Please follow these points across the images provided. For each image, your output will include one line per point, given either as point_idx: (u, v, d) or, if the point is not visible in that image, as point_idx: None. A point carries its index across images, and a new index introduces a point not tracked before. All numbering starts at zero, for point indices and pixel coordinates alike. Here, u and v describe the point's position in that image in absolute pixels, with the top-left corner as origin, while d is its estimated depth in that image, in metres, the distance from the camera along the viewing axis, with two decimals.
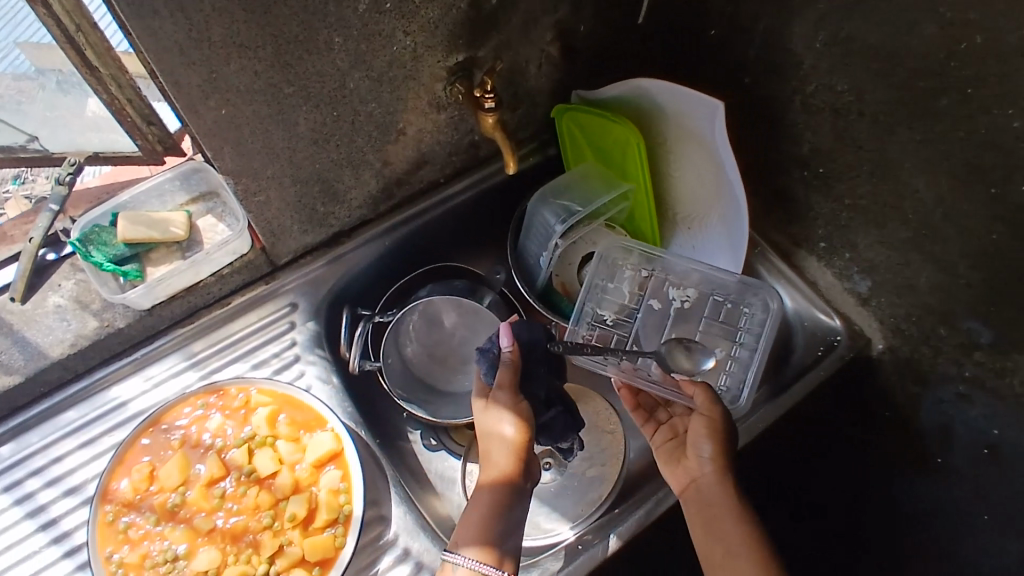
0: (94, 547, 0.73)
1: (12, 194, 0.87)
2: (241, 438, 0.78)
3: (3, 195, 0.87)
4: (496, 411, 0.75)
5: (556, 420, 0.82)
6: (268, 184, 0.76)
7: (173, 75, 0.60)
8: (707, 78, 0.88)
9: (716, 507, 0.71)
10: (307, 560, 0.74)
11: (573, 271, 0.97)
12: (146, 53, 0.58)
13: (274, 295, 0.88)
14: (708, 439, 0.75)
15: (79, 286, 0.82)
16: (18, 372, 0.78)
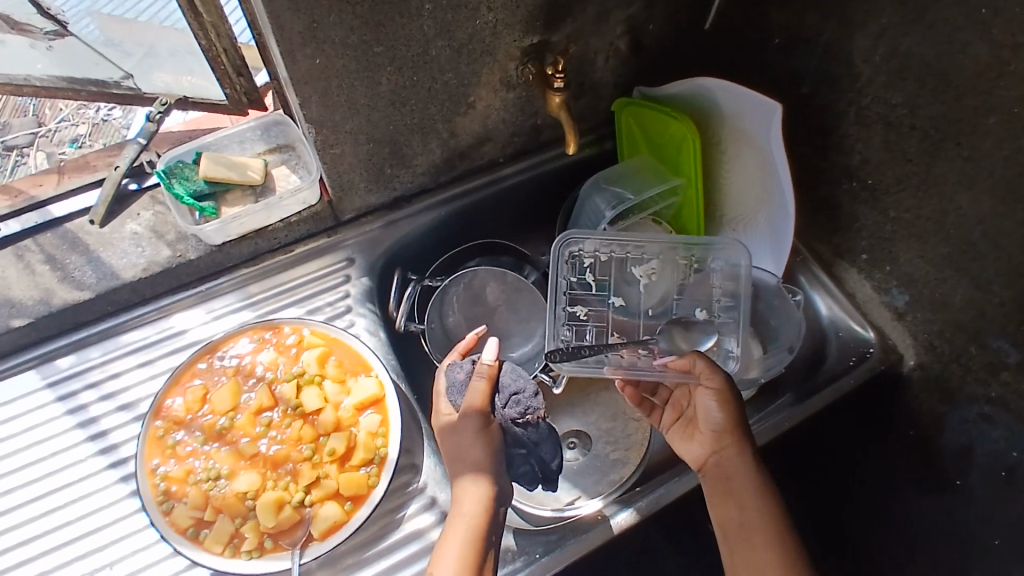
0: (143, 458, 0.77)
1: (68, 154, 0.95)
2: (292, 373, 0.82)
3: (58, 155, 0.95)
4: (460, 436, 0.72)
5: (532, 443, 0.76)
6: (344, 138, 0.81)
7: (279, 19, 0.65)
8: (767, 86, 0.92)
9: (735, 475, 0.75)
10: (341, 494, 0.77)
11: None
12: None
13: (334, 248, 0.93)
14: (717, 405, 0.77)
15: (156, 218, 0.88)
16: (89, 288, 0.84)
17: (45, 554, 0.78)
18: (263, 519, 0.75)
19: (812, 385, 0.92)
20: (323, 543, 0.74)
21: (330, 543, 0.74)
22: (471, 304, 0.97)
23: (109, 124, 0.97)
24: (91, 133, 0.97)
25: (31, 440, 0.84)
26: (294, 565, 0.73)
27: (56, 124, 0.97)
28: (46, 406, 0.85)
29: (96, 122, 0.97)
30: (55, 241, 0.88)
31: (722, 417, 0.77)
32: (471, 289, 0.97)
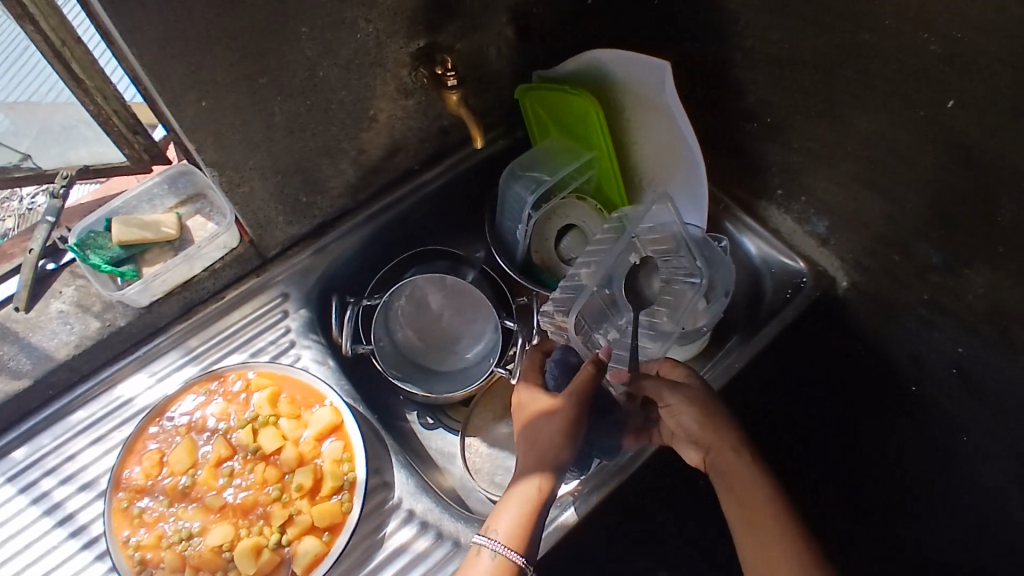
0: (112, 532, 0.76)
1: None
2: (244, 420, 0.81)
3: None
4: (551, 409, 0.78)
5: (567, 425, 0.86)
6: (251, 176, 0.80)
7: (156, 69, 0.65)
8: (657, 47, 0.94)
9: (737, 477, 0.74)
10: (316, 527, 0.76)
11: (551, 246, 0.99)
12: (128, 50, 0.63)
13: (266, 286, 0.92)
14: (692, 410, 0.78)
15: (79, 292, 0.87)
16: (27, 375, 0.83)
17: None
18: (243, 567, 0.74)
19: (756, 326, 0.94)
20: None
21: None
22: (415, 316, 0.98)
23: (34, 212, 0.94)
24: (18, 225, 0.94)
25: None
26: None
27: None
28: (10, 501, 0.83)
29: (21, 214, 0.94)
30: None
31: (703, 425, 0.77)
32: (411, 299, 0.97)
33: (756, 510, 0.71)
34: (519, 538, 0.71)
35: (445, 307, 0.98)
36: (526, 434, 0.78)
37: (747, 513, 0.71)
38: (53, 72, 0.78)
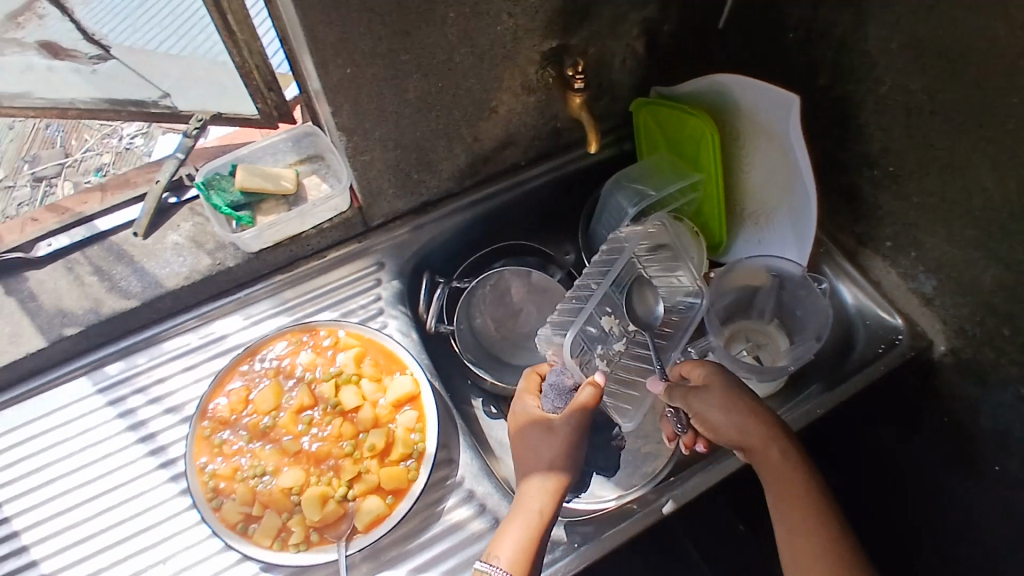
0: (192, 456, 0.80)
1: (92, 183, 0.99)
2: (329, 374, 0.85)
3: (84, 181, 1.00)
4: (549, 437, 0.80)
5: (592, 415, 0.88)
6: (373, 146, 0.84)
7: (313, 32, 0.69)
8: (783, 81, 0.93)
9: (776, 467, 0.74)
10: (382, 488, 0.79)
11: None
12: (293, 9, 0.67)
13: (365, 253, 0.96)
14: (722, 408, 0.77)
15: (195, 228, 0.92)
16: (135, 297, 0.88)
17: (99, 552, 0.80)
18: (308, 513, 0.77)
19: (842, 373, 0.92)
20: (367, 535, 0.76)
21: (375, 534, 0.76)
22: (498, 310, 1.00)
23: (132, 152, 1.01)
24: (115, 162, 1.01)
25: (81, 444, 0.87)
26: (340, 557, 0.75)
27: (81, 154, 1.01)
28: (97, 410, 0.88)
29: (116, 153, 1.01)
30: (101, 253, 0.91)
31: (734, 417, 0.76)
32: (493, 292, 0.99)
33: (796, 499, 0.73)
34: (519, 560, 0.72)
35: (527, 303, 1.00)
36: (525, 458, 0.80)
37: (790, 504, 0.73)
38: (210, 21, 0.83)
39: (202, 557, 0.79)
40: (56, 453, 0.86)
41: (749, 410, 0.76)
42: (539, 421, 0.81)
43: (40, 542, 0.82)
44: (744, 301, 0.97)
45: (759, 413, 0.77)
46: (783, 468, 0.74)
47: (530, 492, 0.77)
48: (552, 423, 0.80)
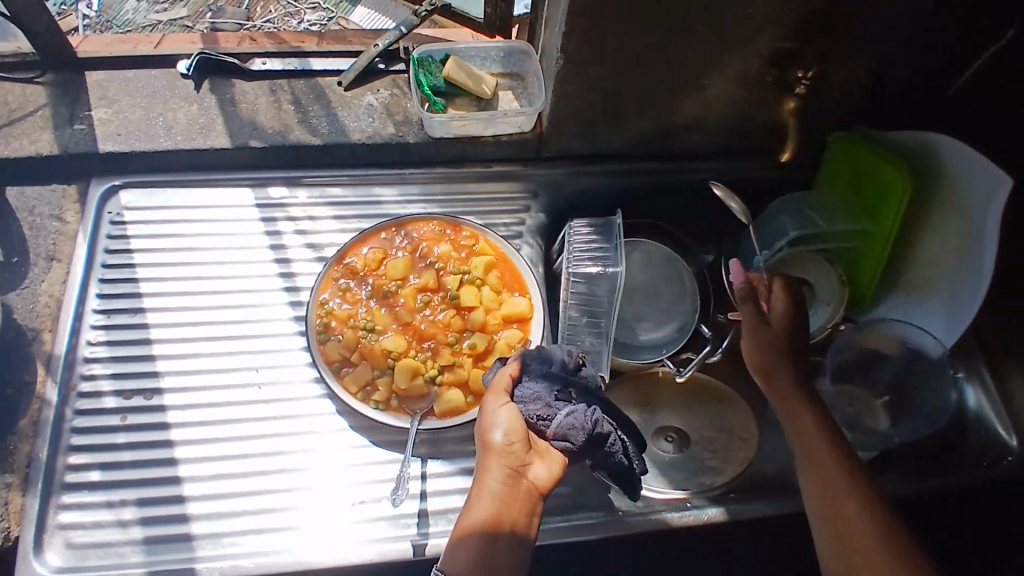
0: (319, 289, 0.85)
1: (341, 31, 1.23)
2: (459, 270, 0.88)
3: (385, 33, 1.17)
4: (506, 480, 0.68)
5: (576, 416, 0.73)
6: (583, 79, 0.86)
7: None
8: (998, 152, 0.92)
9: (813, 429, 0.76)
10: (467, 385, 0.83)
11: None
12: None
13: (525, 178, 1.00)
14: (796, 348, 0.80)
15: (390, 97, 0.96)
16: (321, 137, 0.92)
17: (207, 342, 0.84)
18: (398, 379, 0.81)
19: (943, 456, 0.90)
20: (440, 421, 0.80)
21: (447, 422, 0.80)
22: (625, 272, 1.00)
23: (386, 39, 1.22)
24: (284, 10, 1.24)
25: (218, 240, 0.91)
26: (412, 427, 0.79)
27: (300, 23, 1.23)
28: (250, 223, 0.92)
29: (296, 28, 1.23)
30: (304, 88, 0.95)
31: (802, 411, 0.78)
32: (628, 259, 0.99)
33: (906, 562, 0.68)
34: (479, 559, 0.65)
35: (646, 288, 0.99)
36: (469, 519, 0.66)
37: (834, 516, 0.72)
38: None
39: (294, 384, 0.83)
40: (197, 240, 0.90)
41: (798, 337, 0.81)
42: (500, 451, 0.69)
43: (157, 313, 0.85)
44: (864, 366, 0.94)
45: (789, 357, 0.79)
46: (830, 455, 0.74)
47: (505, 508, 0.66)
48: (515, 456, 0.69)
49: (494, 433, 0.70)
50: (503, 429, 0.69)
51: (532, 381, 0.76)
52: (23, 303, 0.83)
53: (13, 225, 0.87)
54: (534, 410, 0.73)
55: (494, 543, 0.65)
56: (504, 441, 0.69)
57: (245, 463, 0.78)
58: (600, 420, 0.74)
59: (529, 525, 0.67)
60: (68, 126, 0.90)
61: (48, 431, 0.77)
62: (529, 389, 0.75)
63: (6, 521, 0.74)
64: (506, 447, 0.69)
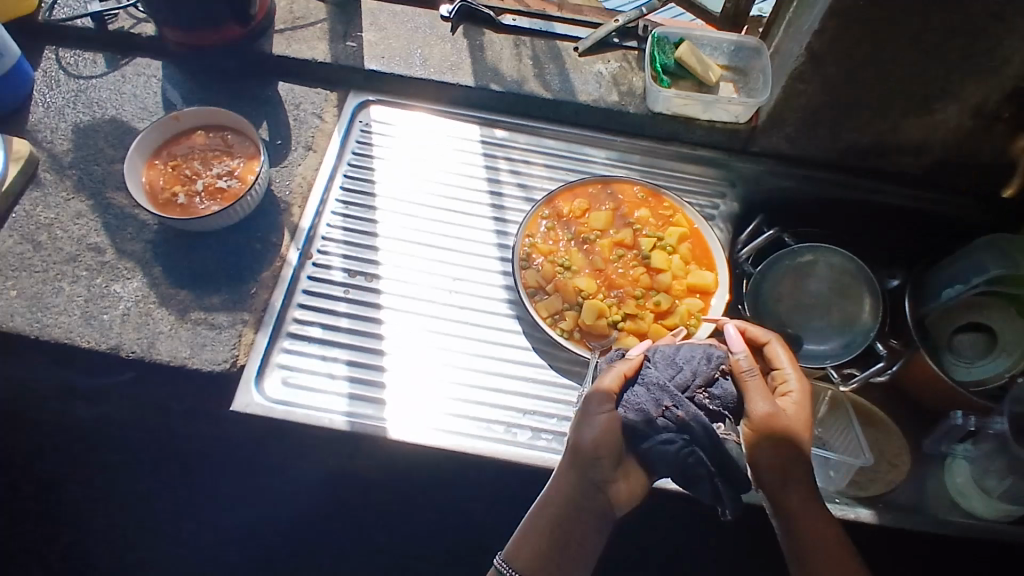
0: (527, 222, 0.93)
1: None
2: (655, 235, 0.94)
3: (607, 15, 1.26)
4: (580, 489, 0.70)
5: (678, 437, 0.69)
6: (818, 79, 0.91)
7: None
8: None
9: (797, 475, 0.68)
10: (643, 337, 0.88)
11: (951, 326, 0.98)
12: None
13: (725, 168, 1.05)
14: (796, 388, 0.73)
15: (619, 69, 1.03)
16: (553, 91, 1.01)
17: (422, 247, 0.95)
18: (584, 315, 0.87)
19: None
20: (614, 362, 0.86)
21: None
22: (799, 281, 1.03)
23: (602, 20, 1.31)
24: None
25: (443, 165, 1.01)
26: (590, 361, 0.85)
27: None
28: (472, 155, 1.02)
29: None
30: (544, 47, 1.05)
31: (788, 462, 0.68)
32: (808, 270, 1.03)
33: None
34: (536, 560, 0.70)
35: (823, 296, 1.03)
36: (534, 520, 0.71)
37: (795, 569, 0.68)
38: None
39: (489, 300, 0.92)
40: (426, 160, 1.01)
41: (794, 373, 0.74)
42: (583, 451, 0.70)
43: (387, 213, 0.96)
44: None
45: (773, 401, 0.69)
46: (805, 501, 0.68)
47: (564, 525, 0.70)
48: (592, 466, 0.69)
49: (582, 437, 0.70)
50: (591, 438, 0.69)
51: (646, 387, 0.72)
52: (281, 179, 0.96)
53: (281, 114, 1.01)
54: (642, 408, 0.71)
55: (557, 549, 0.70)
56: (591, 445, 0.69)
57: (431, 355, 0.87)
58: (705, 441, 0.69)
59: (598, 537, 0.70)
60: (341, 41, 1.03)
61: (285, 287, 0.89)
62: (639, 391, 0.72)
63: (237, 348, 0.84)
64: (590, 451, 0.69)
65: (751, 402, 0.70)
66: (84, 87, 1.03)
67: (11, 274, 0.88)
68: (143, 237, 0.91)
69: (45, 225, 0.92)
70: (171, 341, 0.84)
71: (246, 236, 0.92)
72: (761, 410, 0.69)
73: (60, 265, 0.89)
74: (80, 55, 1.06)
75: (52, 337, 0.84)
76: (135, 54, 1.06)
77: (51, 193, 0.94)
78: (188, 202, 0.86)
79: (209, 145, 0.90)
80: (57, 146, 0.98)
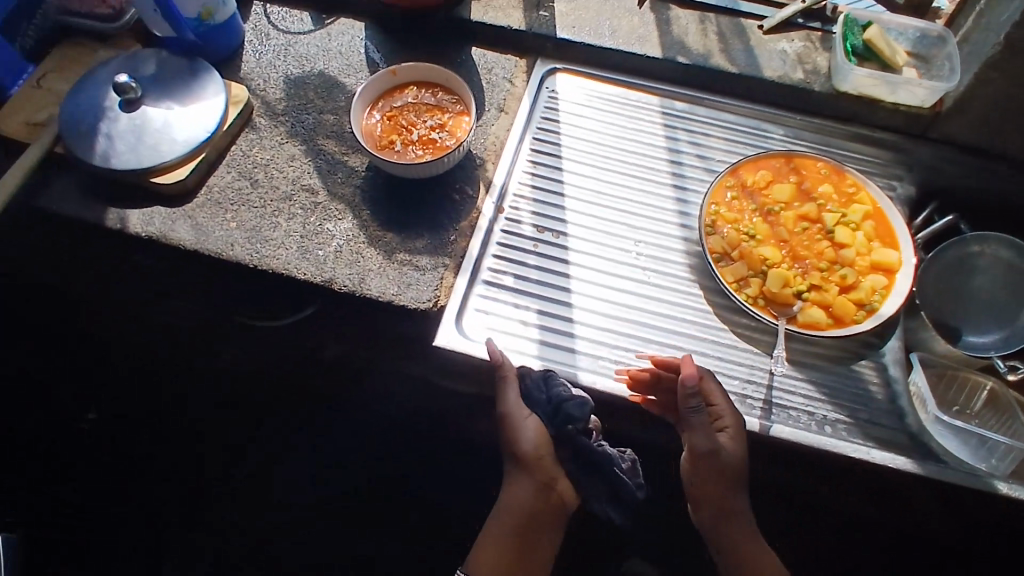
0: (713, 190, 0.97)
1: None
2: (839, 210, 0.97)
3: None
4: (533, 496, 0.85)
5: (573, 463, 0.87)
6: (1023, 64, 0.90)
7: None
8: None
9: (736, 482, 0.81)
10: (828, 309, 0.90)
11: None
12: None
13: (902, 152, 1.05)
14: (731, 478, 0.81)
15: (803, 48, 1.05)
16: (738, 67, 1.03)
17: (607, 209, 0.99)
18: (770, 283, 0.90)
19: None
20: (799, 330, 0.88)
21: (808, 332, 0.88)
22: (964, 272, 1.08)
23: None
24: None
25: (625, 133, 1.05)
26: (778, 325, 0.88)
27: None
28: (654, 125, 1.06)
29: None
30: (729, 23, 1.07)
31: (722, 475, 0.80)
32: (972, 261, 1.07)
33: None
34: (507, 561, 0.84)
35: (988, 287, 1.07)
36: (495, 529, 0.86)
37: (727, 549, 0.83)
38: None
39: (672, 263, 0.96)
40: (610, 128, 1.05)
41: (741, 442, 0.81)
42: (532, 470, 0.85)
43: (574, 176, 1.01)
44: None
45: (729, 457, 0.80)
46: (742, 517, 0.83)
47: (519, 523, 0.84)
48: (528, 470, 0.85)
49: (525, 449, 0.85)
50: (531, 443, 0.85)
51: (555, 408, 0.83)
52: (477, 137, 1.02)
53: (474, 77, 1.07)
54: (561, 404, 0.82)
55: (518, 544, 0.85)
56: (532, 450, 0.85)
57: (602, 303, 0.92)
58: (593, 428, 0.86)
59: (540, 536, 0.86)
60: (535, 11, 1.09)
61: (480, 236, 0.94)
62: (553, 420, 0.85)
63: (439, 290, 0.90)
64: (530, 459, 0.85)
65: (694, 449, 0.81)
66: (293, 41, 1.10)
67: (233, 208, 0.96)
68: (353, 183, 0.97)
69: (262, 165, 0.99)
70: (380, 279, 0.90)
71: (444, 186, 0.97)
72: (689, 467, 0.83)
73: (276, 202, 0.96)
74: (287, 12, 1.14)
75: (271, 267, 0.91)
76: (338, 14, 1.13)
77: (266, 137, 1.02)
78: (404, 150, 0.92)
79: (420, 98, 0.96)
80: (269, 94, 1.05)
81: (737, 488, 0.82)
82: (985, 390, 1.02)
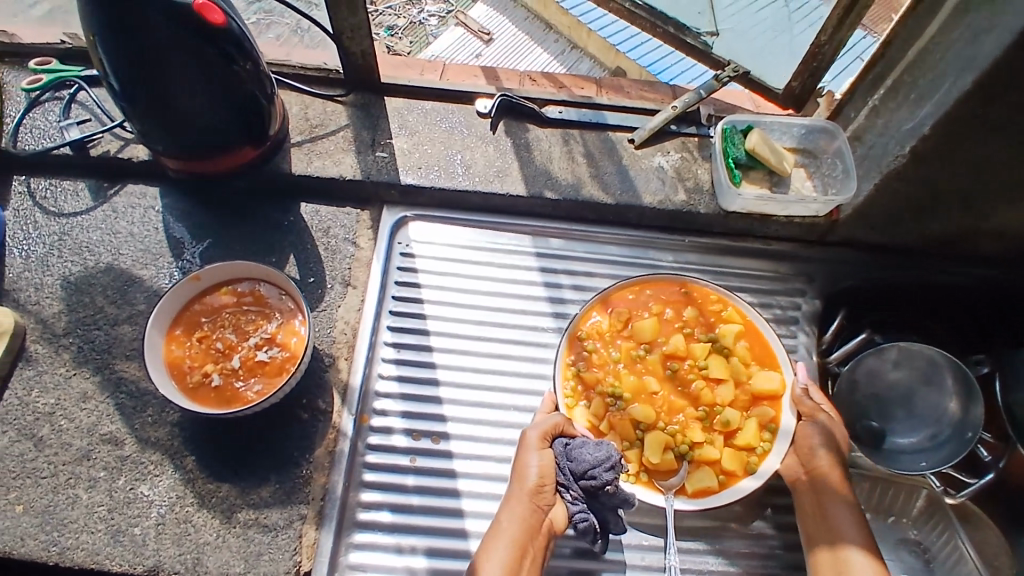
0: (562, 351, 0.80)
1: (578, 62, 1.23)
2: (707, 337, 0.81)
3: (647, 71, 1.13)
4: (524, 520, 0.69)
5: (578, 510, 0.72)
6: (914, 178, 0.81)
7: (989, 76, 0.66)
8: None
9: (851, 532, 0.72)
10: (718, 464, 0.75)
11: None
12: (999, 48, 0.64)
13: (799, 261, 0.96)
14: (847, 505, 0.74)
15: (680, 160, 0.93)
16: (614, 195, 0.90)
17: (489, 392, 0.83)
18: (649, 453, 0.75)
19: None
20: (694, 502, 0.73)
21: (700, 505, 0.73)
22: (875, 370, 0.93)
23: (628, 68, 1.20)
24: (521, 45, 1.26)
25: (496, 284, 0.89)
26: (669, 506, 0.73)
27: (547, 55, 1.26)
28: (528, 271, 0.90)
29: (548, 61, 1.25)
30: (596, 141, 0.94)
31: (839, 457, 0.76)
32: (883, 360, 0.92)
33: None
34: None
35: (902, 383, 0.93)
36: (501, 520, 0.70)
37: None
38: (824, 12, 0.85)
39: None
40: (478, 281, 0.89)
41: (841, 502, 0.74)
42: (529, 484, 0.71)
43: (443, 353, 0.85)
44: None
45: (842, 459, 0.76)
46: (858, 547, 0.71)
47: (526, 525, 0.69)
48: (528, 493, 0.71)
49: (529, 469, 0.72)
50: (536, 471, 0.72)
51: (578, 448, 0.73)
52: (321, 327, 0.84)
53: (310, 244, 0.88)
54: (575, 455, 0.72)
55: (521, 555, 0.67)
56: (536, 474, 0.72)
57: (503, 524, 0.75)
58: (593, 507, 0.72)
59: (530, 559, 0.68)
60: (370, 152, 0.91)
61: (342, 463, 0.77)
62: (567, 448, 0.74)
63: (299, 554, 0.73)
64: (537, 478, 0.71)
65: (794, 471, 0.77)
66: (68, 228, 0.89)
67: (14, 484, 0.75)
68: (166, 420, 0.78)
69: (45, 416, 0.78)
70: (218, 554, 0.72)
71: (288, 406, 0.79)
72: (792, 475, 0.77)
73: (70, 467, 0.76)
74: (58, 186, 0.92)
75: (76, 563, 0.71)
76: (126, 180, 0.92)
77: (47, 372, 0.80)
78: (225, 384, 0.73)
79: (239, 305, 0.77)
80: (46, 309, 0.84)
81: (849, 507, 0.74)
82: (923, 493, 0.91)
